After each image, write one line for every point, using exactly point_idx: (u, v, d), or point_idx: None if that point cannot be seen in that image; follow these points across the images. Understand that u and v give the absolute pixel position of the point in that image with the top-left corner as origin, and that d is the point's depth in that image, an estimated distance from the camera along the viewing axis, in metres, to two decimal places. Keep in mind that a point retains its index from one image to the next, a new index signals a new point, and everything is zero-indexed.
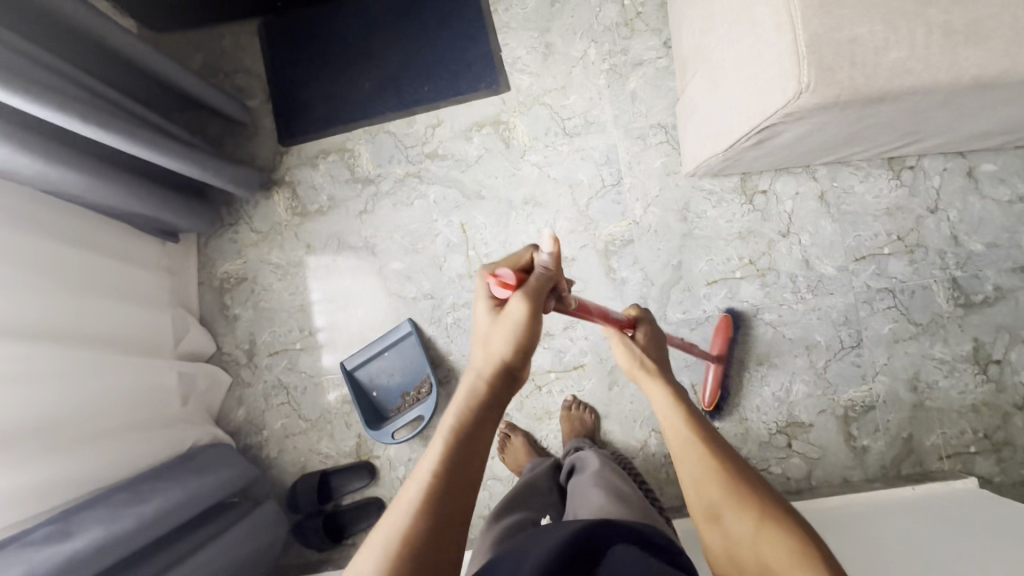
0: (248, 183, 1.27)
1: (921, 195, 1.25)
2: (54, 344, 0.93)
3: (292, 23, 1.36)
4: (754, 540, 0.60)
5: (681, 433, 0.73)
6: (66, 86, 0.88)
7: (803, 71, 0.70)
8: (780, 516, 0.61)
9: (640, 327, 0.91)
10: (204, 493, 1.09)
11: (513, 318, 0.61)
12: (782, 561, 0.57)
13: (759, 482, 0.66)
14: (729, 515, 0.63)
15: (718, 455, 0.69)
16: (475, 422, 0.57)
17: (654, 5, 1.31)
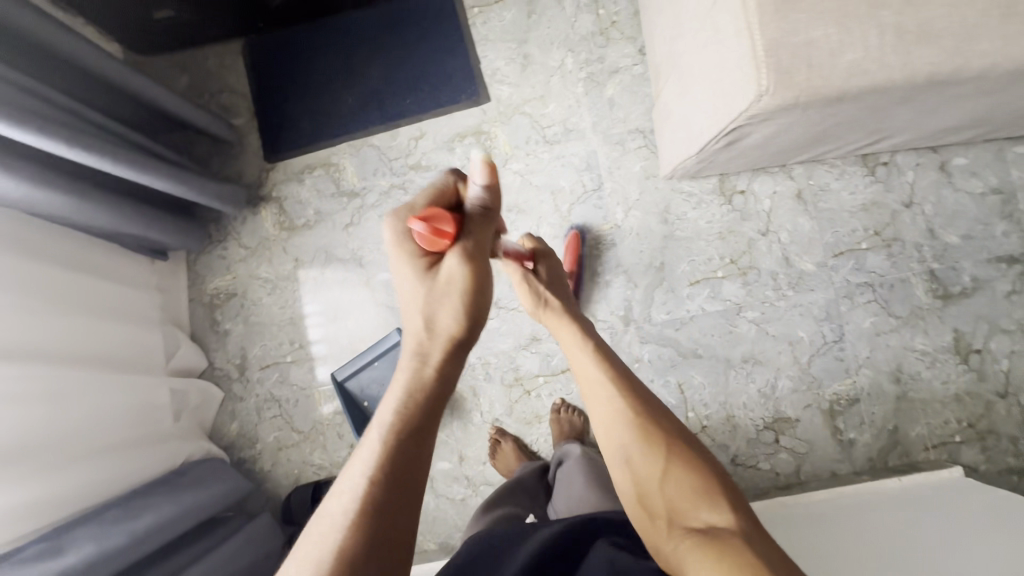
0: (235, 200, 1.29)
1: (896, 190, 1.28)
2: (45, 365, 0.94)
3: (275, 42, 1.39)
4: (662, 481, 0.68)
5: (598, 385, 0.80)
6: (51, 110, 0.90)
7: (762, 75, 0.73)
8: (683, 455, 0.70)
9: (540, 263, 1.03)
10: (197, 508, 1.10)
11: (455, 278, 0.60)
12: (689, 503, 0.65)
13: (667, 419, 0.75)
14: (639, 458, 0.71)
15: (630, 402, 0.76)
16: (420, 411, 0.56)
17: (628, 13, 1.34)
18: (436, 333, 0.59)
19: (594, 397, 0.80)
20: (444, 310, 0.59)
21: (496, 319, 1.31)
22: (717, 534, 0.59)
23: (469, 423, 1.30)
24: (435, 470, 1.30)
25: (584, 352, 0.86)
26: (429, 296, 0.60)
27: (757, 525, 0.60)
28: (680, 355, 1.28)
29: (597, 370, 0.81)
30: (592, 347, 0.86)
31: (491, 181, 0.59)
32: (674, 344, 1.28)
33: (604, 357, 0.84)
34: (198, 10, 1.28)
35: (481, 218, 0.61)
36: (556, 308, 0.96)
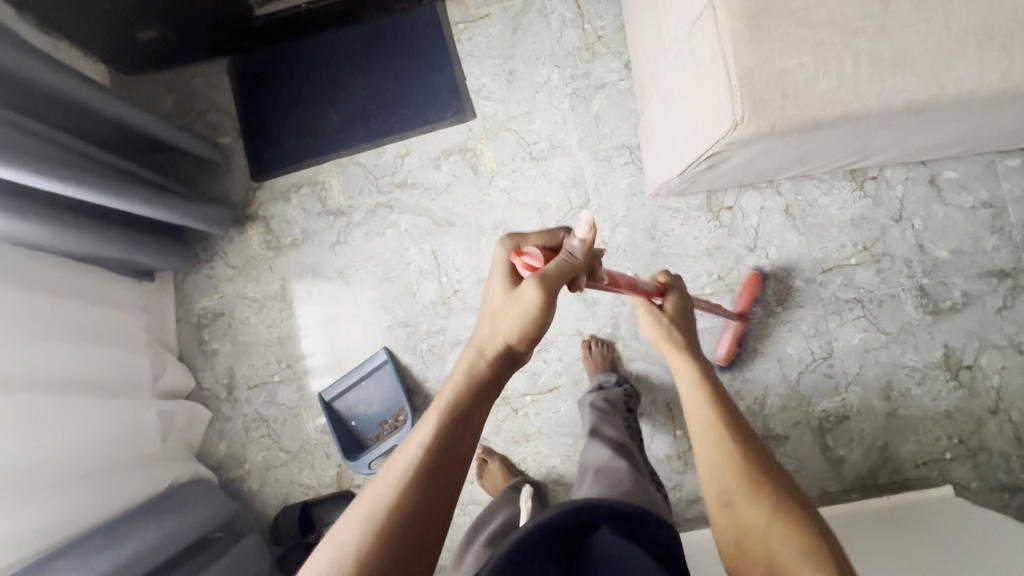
0: (220, 221, 1.28)
1: (885, 205, 1.26)
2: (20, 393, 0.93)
3: (261, 60, 1.38)
4: (759, 523, 0.61)
5: (701, 418, 0.79)
6: (28, 139, 0.89)
7: (737, 103, 0.72)
8: (795, 511, 0.61)
9: (669, 295, 0.99)
10: (183, 531, 1.09)
11: (527, 301, 0.65)
12: (784, 544, 0.57)
13: (776, 474, 0.67)
14: (739, 500, 0.65)
15: (739, 447, 0.72)
16: (469, 397, 0.62)
17: (614, 28, 1.33)
18: (496, 336, 0.67)
19: (700, 438, 0.77)
20: (506, 320, 0.67)
21: None
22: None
23: None
24: None
25: (694, 389, 0.84)
26: (503, 304, 0.69)
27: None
28: (668, 373, 1.27)
29: (709, 412, 0.79)
30: (706, 386, 0.84)
31: (589, 238, 0.68)
32: (661, 362, 1.27)
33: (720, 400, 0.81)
34: (184, 31, 1.27)
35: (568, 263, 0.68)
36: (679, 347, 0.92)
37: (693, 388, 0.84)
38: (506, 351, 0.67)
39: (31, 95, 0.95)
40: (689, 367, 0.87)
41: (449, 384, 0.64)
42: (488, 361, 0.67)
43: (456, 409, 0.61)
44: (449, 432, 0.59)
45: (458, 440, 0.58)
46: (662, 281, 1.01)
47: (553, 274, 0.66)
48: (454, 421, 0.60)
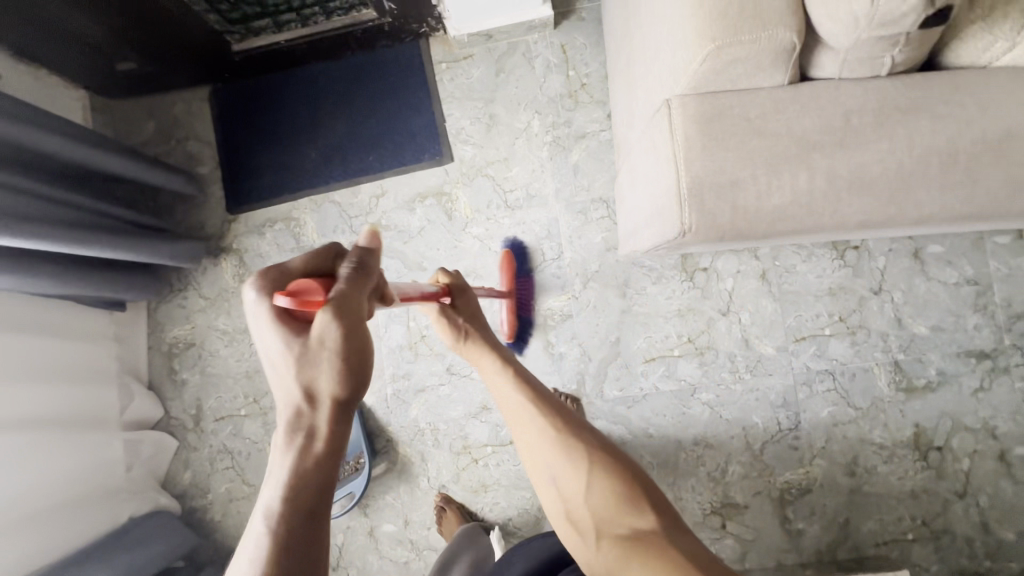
0: (193, 256, 1.29)
1: (865, 276, 1.23)
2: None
3: (242, 91, 1.38)
4: (586, 493, 0.69)
5: (517, 407, 0.78)
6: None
7: (685, 213, 0.69)
8: (605, 464, 0.70)
9: (457, 299, 0.89)
10: (135, 571, 1.10)
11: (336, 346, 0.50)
12: (612, 512, 0.67)
13: (582, 431, 0.74)
14: (563, 475, 0.71)
15: (549, 421, 0.75)
16: (314, 485, 0.49)
17: (599, 76, 1.30)
18: (315, 401, 0.50)
19: (516, 425, 0.78)
20: (325, 373, 0.50)
21: (448, 385, 1.30)
22: (640, 540, 0.62)
23: (417, 487, 1.29)
24: (380, 531, 1.30)
25: (502, 379, 0.81)
26: (301, 366, 0.50)
27: (669, 519, 0.65)
28: (631, 434, 1.26)
29: (519, 395, 0.78)
30: (505, 366, 0.82)
31: (373, 252, 0.58)
32: (625, 422, 1.26)
33: (519, 374, 0.81)
34: (161, 61, 1.26)
35: (356, 276, 0.54)
36: (474, 337, 0.86)
37: (500, 377, 0.82)
38: (338, 410, 0.51)
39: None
40: (487, 357, 0.84)
41: (275, 489, 0.48)
42: (316, 439, 0.50)
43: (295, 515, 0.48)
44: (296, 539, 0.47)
45: (308, 541, 0.47)
46: (445, 282, 0.90)
47: (343, 304, 0.51)
48: (300, 527, 0.47)
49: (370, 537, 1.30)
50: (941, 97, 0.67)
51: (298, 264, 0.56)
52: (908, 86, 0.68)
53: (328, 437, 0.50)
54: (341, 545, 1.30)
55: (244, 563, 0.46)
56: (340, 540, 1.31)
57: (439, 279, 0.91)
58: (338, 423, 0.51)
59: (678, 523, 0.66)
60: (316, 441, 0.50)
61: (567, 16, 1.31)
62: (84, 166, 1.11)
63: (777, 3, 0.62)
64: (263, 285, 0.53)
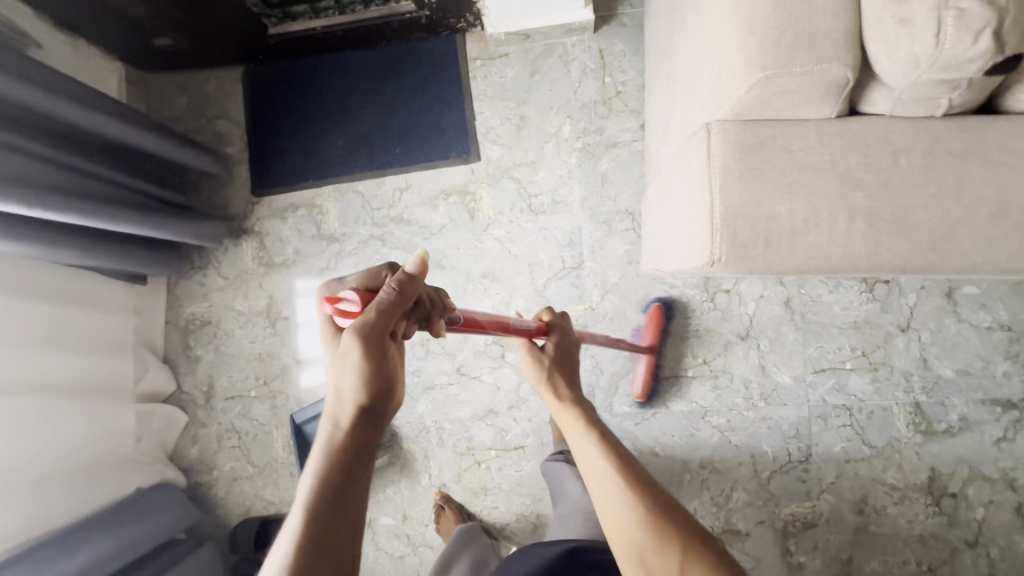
0: (214, 236, 1.30)
1: (893, 311, 1.19)
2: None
3: (275, 74, 1.38)
4: None
5: (598, 471, 0.69)
6: (6, 159, 0.90)
7: (715, 243, 0.67)
8: (702, 550, 0.58)
9: (550, 337, 0.85)
10: (137, 542, 1.12)
11: (359, 359, 0.50)
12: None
13: (676, 510, 0.63)
14: (653, 557, 0.59)
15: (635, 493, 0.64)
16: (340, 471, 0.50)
17: (635, 85, 1.27)
18: (344, 399, 0.52)
19: (600, 497, 0.67)
20: (350, 379, 0.51)
21: (457, 385, 1.30)
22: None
23: (417, 483, 1.30)
24: (378, 523, 1.31)
25: (585, 441, 0.73)
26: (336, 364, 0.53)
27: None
28: (636, 450, 1.24)
29: (602, 458, 0.70)
30: (593, 429, 0.74)
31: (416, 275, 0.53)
32: (631, 438, 1.25)
33: (606, 440, 0.73)
34: (198, 39, 1.27)
35: (393, 299, 0.51)
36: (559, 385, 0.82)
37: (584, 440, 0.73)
38: (366, 413, 0.52)
39: (18, 114, 0.95)
40: (571, 416, 0.77)
41: (309, 468, 0.50)
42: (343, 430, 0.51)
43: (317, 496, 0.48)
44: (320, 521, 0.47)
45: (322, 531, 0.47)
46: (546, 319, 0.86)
47: (373, 317, 0.50)
48: (321, 510, 0.48)
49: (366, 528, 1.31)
50: (1000, 142, 0.64)
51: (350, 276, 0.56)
52: (963, 129, 0.64)
53: (353, 430, 0.52)
54: None
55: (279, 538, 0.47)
56: None
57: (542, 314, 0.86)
58: (366, 422, 0.52)
59: None
60: (345, 432, 0.51)
61: (608, 21, 1.28)
62: (114, 140, 1.13)
63: (834, 33, 0.59)
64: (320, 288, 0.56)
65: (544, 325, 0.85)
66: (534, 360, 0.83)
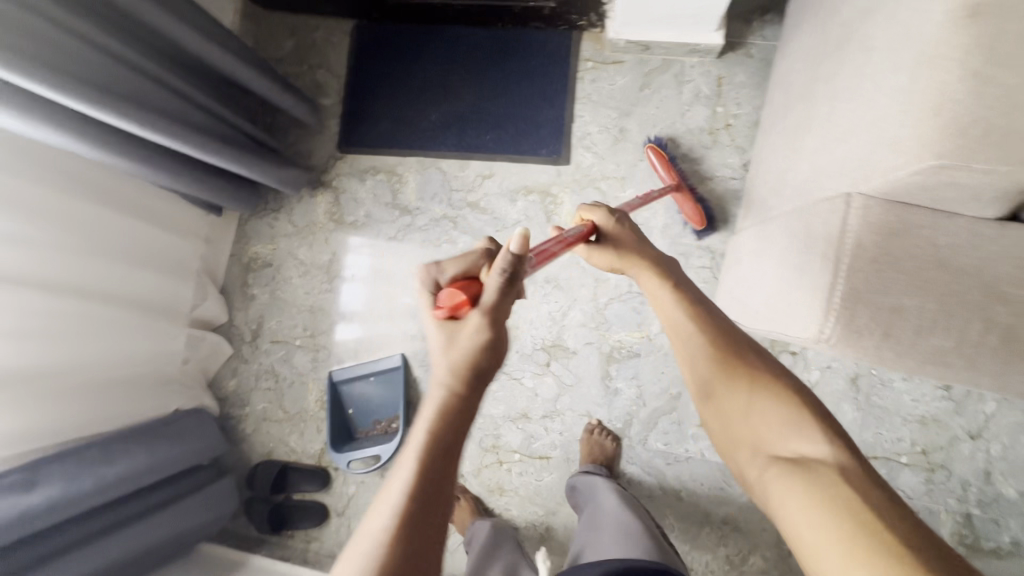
0: (295, 183, 1.32)
1: (966, 416, 1.12)
2: (58, 299, 0.99)
3: (385, 35, 1.37)
4: (748, 413, 0.64)
5: (674, 321, 0.76)
6: (127, 76, 0.92)
7: (830, 319, 0.64)
8: (771, 385, 0.64)
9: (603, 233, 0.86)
10: (168, 462, 1.16)
11: (476, 335, 0.57)
12: (776, 435, 0.60)
13: (751, 350, 0.69)
14: (723, 390, 0.67)
15: (711, 340, 0.71)
16: (454, 427, 0.54)
17: (747, 121, 1.22)
18: (461, 362, 0.56)
19: (680, 341, 0.74)
20: (466, 348, 0.57)
21: (497, 381, 1.29)
22: (809, 465, 0.54)
23: None
24: None
25: (664, 294, 0.78)
26: (454, 338, 0.58)
27: (862, 455, 0.55)
28: (661, 489, 1.21)
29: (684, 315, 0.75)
30: (666, 280, 0.79)
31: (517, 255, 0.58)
32: (658, 477, 1.22)
33: (685, 291, 0.78)
34: None
35: (506, 285, 0.58)
36: (632, 265, 0.83)
37: (663, 294, 0.79)
38: (479, 374, 0.57)
39: (144, 33, 0.98)
40: (649, 274, 0.81)
41: (421, 427, 0.53)
42: (460, 390, 0.55)
43: (439, 445, 0.52)
44: (432, 470, 0.51)
45: (445, 485, 0.51)
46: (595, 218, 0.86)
47: (493, 297, 0.58)
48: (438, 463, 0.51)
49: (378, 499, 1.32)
50: None
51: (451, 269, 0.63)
52: None
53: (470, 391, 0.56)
54: (351, 496, 1.33)
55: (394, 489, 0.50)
56: (350, 490, 1.33)
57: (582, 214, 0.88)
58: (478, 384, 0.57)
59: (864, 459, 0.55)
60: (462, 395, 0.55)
61: (734, 48, 1.23)
62: (223, 73, 1.15)
63: None
64: (427, 276, 0.63)
65: (593, 225, 0.85)
66: (606, 250, 0.86)
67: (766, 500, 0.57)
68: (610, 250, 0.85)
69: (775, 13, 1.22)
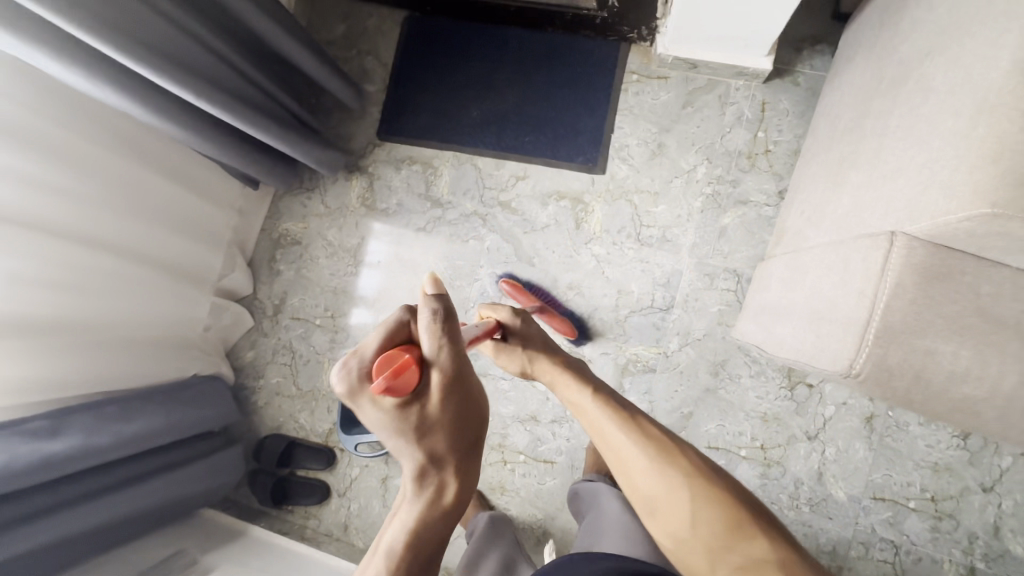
0: (332, 165, 1.33)
1: (980, 468, 1.11)
2: (95, 256, 1.02)
3: (435, 29, 1.38)
4: (692, 525, 0.62)
5: (600, 428, 0.72)
6: (184, 44, 0.95)
7: (862, 357, 0.65)
8: (706, 485, 0.64)
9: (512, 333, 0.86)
10: (182, 425, 1.19)
11: (443, 403, 0.59)
12: (724, 544, 0.61)
13: (682, 447, 0.68)
14: (664, 504, 0.65)
15: (644, 450, 0.68)
16: (432, 532, 0.58)
17: (787, 148, 1.22)
18: (433, 455, 0.58)
19: (613, 452, 0.71)
20: (439, 438, 0.59)
21: (509, 381, 1.30)
22: (750, 572, 0.58)
23: None
24: (392, 483, 1.33)
25: (585, 404, 0.75)
26: (417, 436, 0.58)
27: (786, 545, 0.60)
28: None
29: (600, 412, 0.73)
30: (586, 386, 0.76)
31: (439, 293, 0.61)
32: None
33: (602, 396, 0.75)
34: None
35: (446, 332, 0.60)
36: (545, 362, 0.83)
37: (586, 403, 0.75)
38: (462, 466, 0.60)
39: (205, 4, 1.01)
40: (568, 381, 0.78)
41: (395, 531, 0.58)
42: (438, 495, 0.59)
43: (414, 550, 0.58)
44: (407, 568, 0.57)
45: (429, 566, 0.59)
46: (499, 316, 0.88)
47: (440, 349, 0.59)
48: (417, 559, 0.57)
49: (381, 484, 1.33)
50: None
51: (376, 343, 0.59)
52: None
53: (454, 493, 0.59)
54: (353, 479, 1.34)
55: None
56: (354, 473, 1.35)
57: (483, 312, 0.91)
58: (459, 479, 0.60)
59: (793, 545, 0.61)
60: (445, 499, 0.59)
61: (782, 75, 1.23)
62: (275, 50, 1.17)
63: None
64: (347, 378, 0.56)
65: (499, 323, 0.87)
66: (514, 351, 0.85)
67: None
68: (519, 351, 0.85)
69: (827, 43, 1.22)
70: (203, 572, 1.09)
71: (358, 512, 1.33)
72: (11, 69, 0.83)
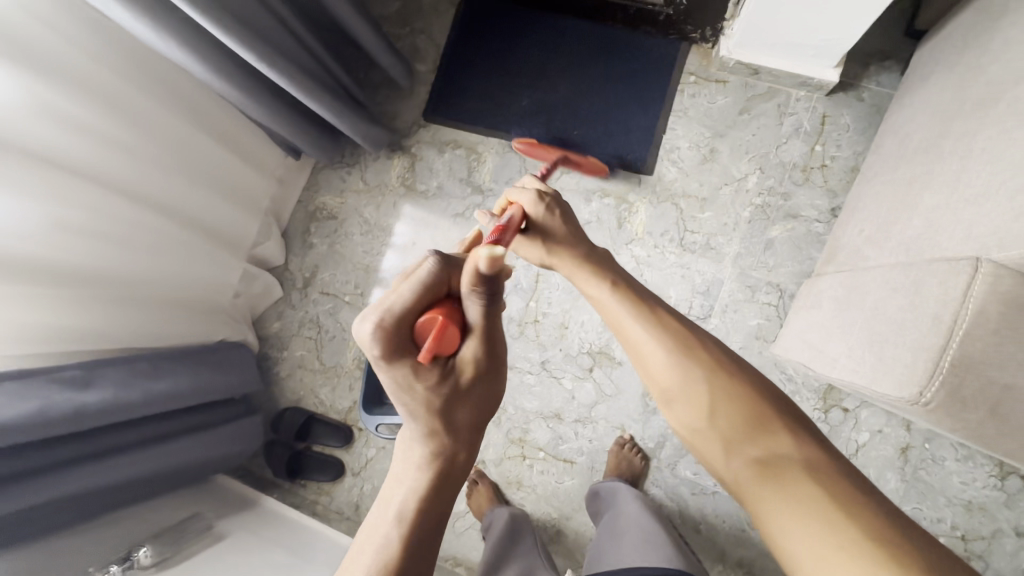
0: (376, 142, 1.32)
1: (1016, 511, 1.07)
2: (137, 209, 1.01)
3: (491, 13, 1.36)
4: (709, 417, 0.61)
5: (619, 318, 0.71)
6: (248, 4, 0.93)
7: (932, 386, 0.64)
8: (733, 387, 0.62)
9: (534, 223, 0.79)
10: (207, 389, 1.18)
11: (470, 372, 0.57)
12: (743, 437, 0.59)
13: (705, 344, 0.66)
14: (681, 395, 0.64)
15: (665, 340, 0.67)
16: (442, 494, 0.56)
17: (844, 165, 1.18)
18: (454, 418, 0.57)
19: (632, 341, 0.70)
20: (462, 409, 0.58)
21: (535, 376, 1.28)
22: (778, 463, 0.56)
23: None
24: None
25: (608, 299, 0.74)
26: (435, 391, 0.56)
27: (819, 444, 0.58)
28: (681, 518, 1.19)
29: (613, 299, 0.73)
30: (606, 281, 0.75)
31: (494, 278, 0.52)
32: (680, 504, 1.19)
33: (624, 290, 0.74)
34: None
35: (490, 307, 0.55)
36: (567, 254, 0.79)
37: (610, 298, 0.73)
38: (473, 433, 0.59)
39: None
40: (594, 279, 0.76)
41: (402, 499, 0.55)
42: (445, 449, 0.57)
43: (425, 514, 0.55)
44: (420, 528, 0.54)
45: (437, 532, 0.56)
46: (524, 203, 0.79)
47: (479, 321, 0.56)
48: (427, 516, 0.55)
49: None
50: None
51: (402, 301, 0.53)
52: None
53: (467, 454, 0.58)
54: (369, 459, 1.33)
55: (370, 546, 0.53)
56: (370, 453, 1.34)
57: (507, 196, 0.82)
58: (471, 439, 0.59)
59: (820, 440, 0.59)
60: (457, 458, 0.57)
61: (846, 89, 1.19)
62: (333, 19, 1.15)
63: None
64: (384, 339, 0.52)
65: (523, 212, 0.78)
66: (534, 242, 0.80)
67: (756, 513, 0.56)
68: (538, 243, 0.80)
69: (897, 60, 1.18)
70: (217, 538, 1.08)
71: (371, 493, 1.32)
72: (74, 12, 0.82)
